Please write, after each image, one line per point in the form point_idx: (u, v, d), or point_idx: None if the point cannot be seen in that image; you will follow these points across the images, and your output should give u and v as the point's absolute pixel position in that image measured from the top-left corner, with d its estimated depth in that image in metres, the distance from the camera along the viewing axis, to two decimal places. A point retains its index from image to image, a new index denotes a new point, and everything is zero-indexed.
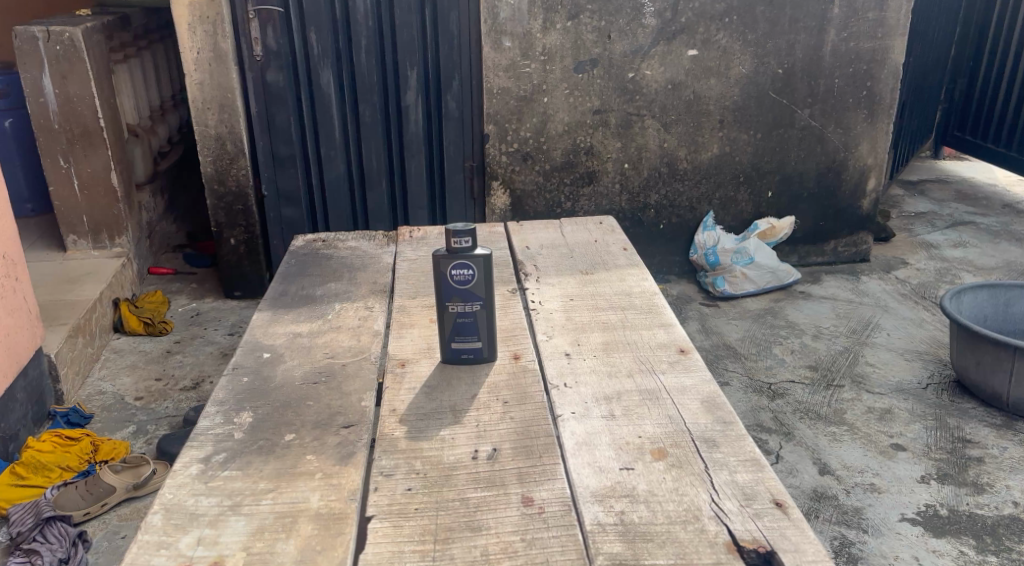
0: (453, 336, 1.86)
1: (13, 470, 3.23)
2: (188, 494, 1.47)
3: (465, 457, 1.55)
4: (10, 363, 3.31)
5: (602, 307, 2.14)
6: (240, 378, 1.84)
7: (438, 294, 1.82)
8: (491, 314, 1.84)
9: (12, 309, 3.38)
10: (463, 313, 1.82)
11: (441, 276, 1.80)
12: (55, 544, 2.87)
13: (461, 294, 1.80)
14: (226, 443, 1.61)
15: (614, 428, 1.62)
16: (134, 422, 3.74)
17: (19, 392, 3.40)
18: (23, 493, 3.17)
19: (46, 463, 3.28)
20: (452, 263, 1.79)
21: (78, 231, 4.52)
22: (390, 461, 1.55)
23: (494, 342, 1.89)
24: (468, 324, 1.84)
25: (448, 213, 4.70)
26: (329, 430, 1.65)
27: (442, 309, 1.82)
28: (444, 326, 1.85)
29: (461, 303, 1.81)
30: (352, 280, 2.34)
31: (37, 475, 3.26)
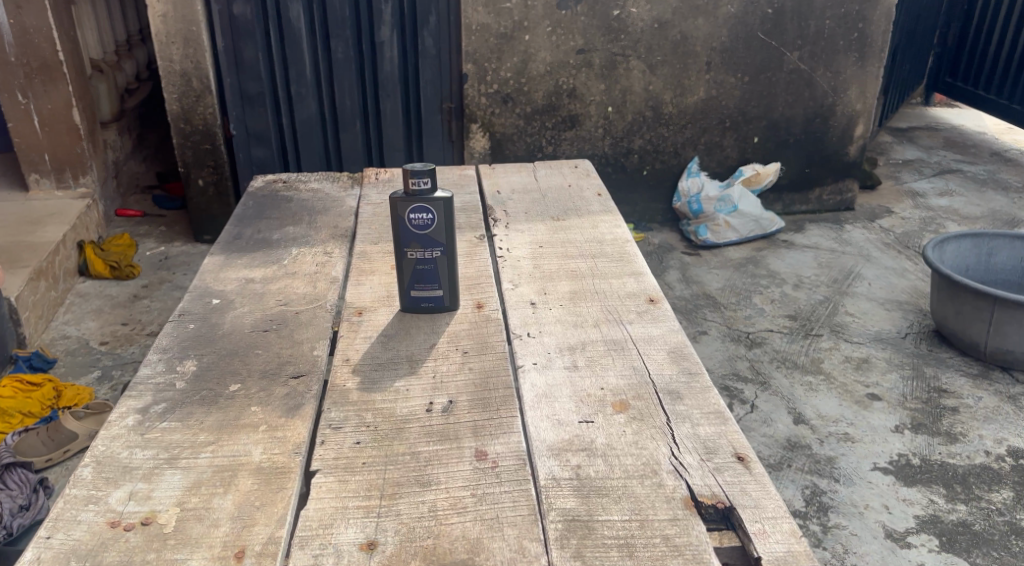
0: (412, 285, 1.77)
1: None
2: (121, 446, 1.37)
3: (419, 409, 1.47)
4: None
5: (572, 255, 2.05)
6: (186, 325, 1.74)
7: (396, 239, 1.72)
8: (453, 261, 1.76)
9: None
10: (422, 259, 1.73)
11: (399, 221, 1.70)
12: (15, 491, 2.82)
13: (419, 239, 1.71)
14: (167, 394, 1.51)
15: (576, 380, 1.54)
16: (98, 367, 3.65)
17: None
18: None
19: (6, 410, 3.20)
20: (410, 206, 1.69)
21: (40, 170, 4.35)
22: (339, 414, 1.46)
23: (456, 290, 1.80)
24: (428, 272, 1.75)
25: (425, 155, 4.57)
26: (277, 380, 1.56)
27: (401, 255, 1.73)
28: (402, 274, 1.75)
29: (420, 249, 1.72)
30: (312, 224, 2.23)
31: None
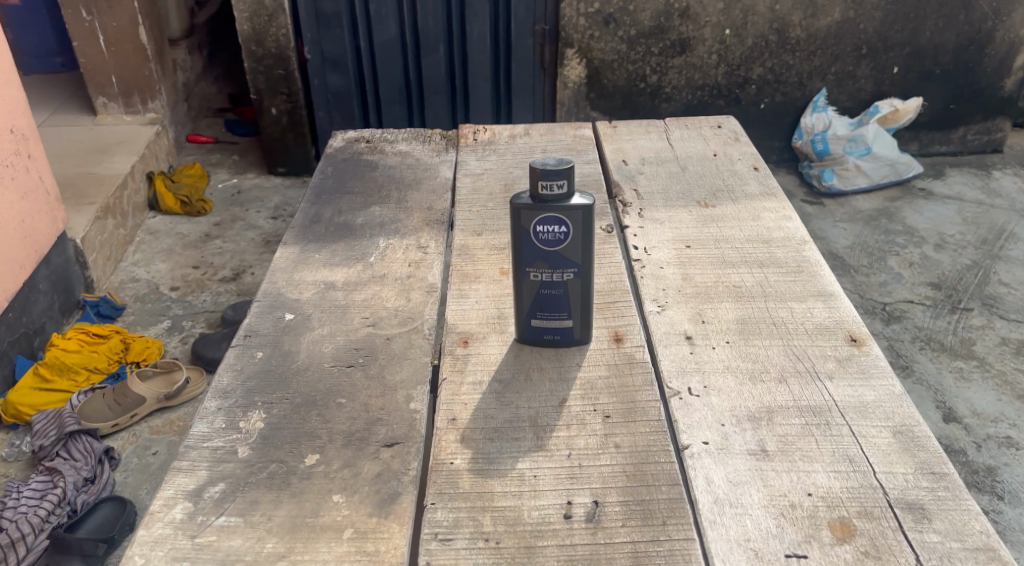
0: (532, 313, 1.32)
1: (36, 372, 2.88)
2: (165, 561, 1.03)
3: (553, 516, 1.07)
4: (27, 252, 2.93)
5: (732, 263, 1.59)
6: (253, 355, 1.37)
7: (515, 253, 1.28)
8: (590, 287, 1.30)
9: (26, 192, 2.93)
10: (548, 282, 1.28)
11: (521, 231, 1.26)
12: (80, 462, 2.55)
13: (544, 257, 1.27)
14: (226, 468, 1.17)
15: (769, 477, 1.12)
16: (168, 317, 3.35)
17: (42, 282, 3.06)
18: (49, 397, 2.82)
19: (70, 366, 2.93)
20: (537, 212, 1.24)
21: (107, 94, 4.03)
22: (447, 515, 1.08)
23: (589, 320, 1.34)
24: (555, 299, 1.30)
25: (514, 85, 4.02)
26: (365, 451, 1.18)
27: (520, 274, 1.29)
28: (519, 297, 1.31)
29: (547, 267, 1.27)
30: (401, 203, 1.80)
31: (61, 380, 2.89)
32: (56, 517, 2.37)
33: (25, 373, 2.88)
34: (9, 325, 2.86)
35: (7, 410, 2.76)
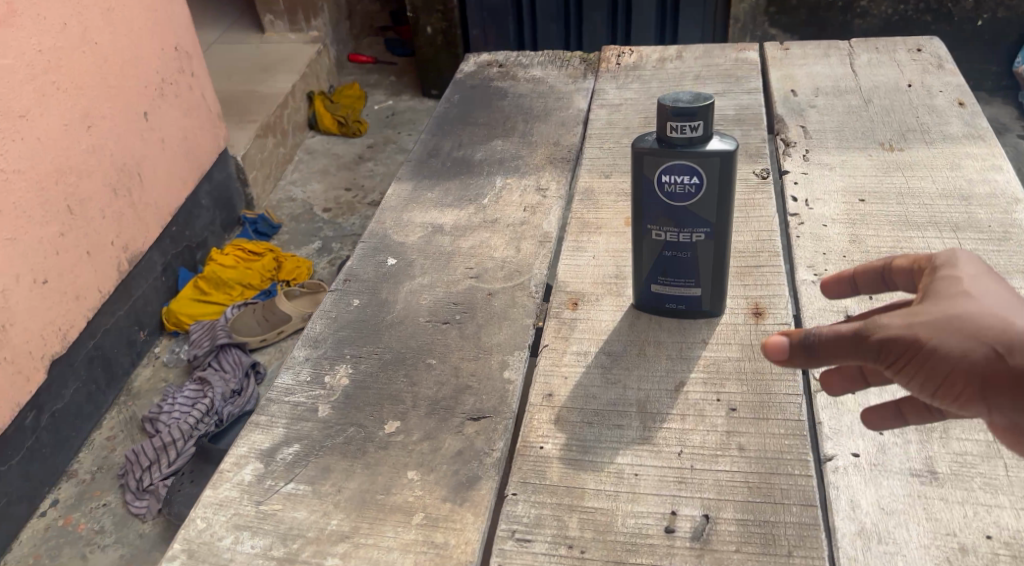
0: (653, 278, 1.13)
1: (194, 285, 2.64)
2: (226, 528, 0.96)
3: (652, 528, 0.90)
4: (190, 169, 2.69)
5: (916, 224, 1.29)
6: (349, 302, 1.26)
7: (636, 206, 1.09)
8: (724, 250, 1.09)
9: (189, 108, 2.67)
10: (673, 242, 1.09)
11: (643, 180, 1.06)
12: (229, 374, 2.35)
13: (670, 212, 1.07)
14: (303, 427, 1.07)
15: (934, 509, 0.89)
16: (319, 238, 3.22)
17: (205, 198, 2.83)
18: (206, 311, 2.59)
19: (227, 281, 2.69)
20: (664, 158, 1.04)
21: (274, 11, 4.07)
22: (529, 511, 0.93)
23: (723, 289, 1.13)
24: (681, 263, 1.10)
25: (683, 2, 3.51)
26: (449, 423, 1.05)
27: (640, 231, 1.10)
28: (638, 257, 1.12)
29: (673, 224, 1.08)
30: (525, 137, 1.64)
31: (218, 293, 2.67)
32: (205, 426, 2.17)
33: (183, 285, 2.65)
34: (171, 240, 2.63)
35: (167, 319, 2.56)
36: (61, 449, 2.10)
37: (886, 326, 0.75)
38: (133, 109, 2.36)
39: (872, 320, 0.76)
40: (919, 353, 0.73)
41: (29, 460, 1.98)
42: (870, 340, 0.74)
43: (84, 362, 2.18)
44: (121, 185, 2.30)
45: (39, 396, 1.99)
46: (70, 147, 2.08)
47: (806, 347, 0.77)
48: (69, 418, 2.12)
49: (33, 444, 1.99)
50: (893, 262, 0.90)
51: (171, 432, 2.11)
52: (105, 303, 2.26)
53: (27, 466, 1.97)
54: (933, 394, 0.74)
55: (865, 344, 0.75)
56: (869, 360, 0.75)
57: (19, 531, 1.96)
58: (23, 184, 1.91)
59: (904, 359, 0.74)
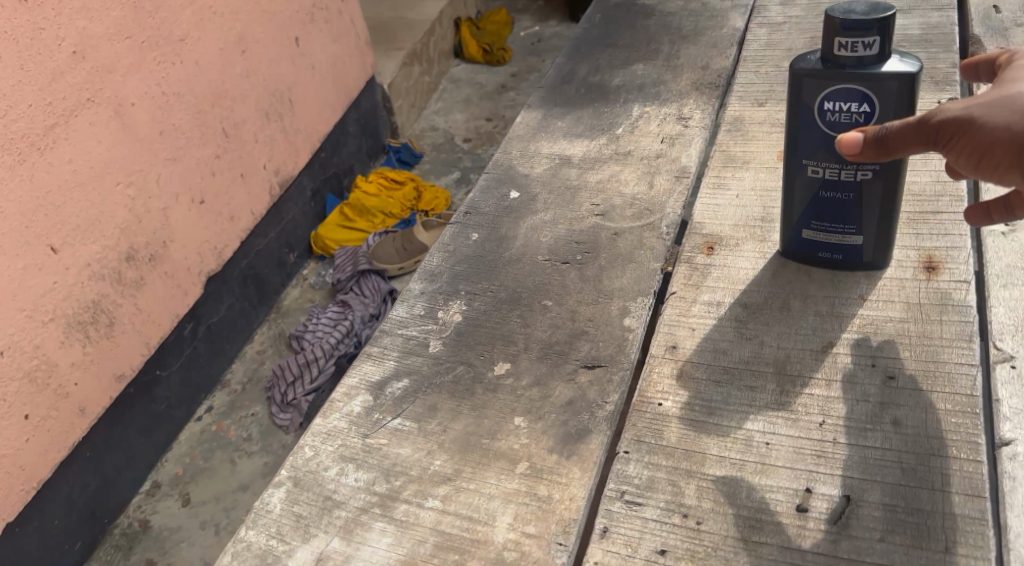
0: (805, 220, 0.99)
1: (340, 211, 2.61)
2: (331, 459, 0.92)
3: (782, 505, 0.80)
4: (338, 97, 2.57)
5: None
6: (468, 237, 1.20)
7: (790, 137, 0.95)
8: (895, 191, 0.93)
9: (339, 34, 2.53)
10: (833, 180, 0.94)
11: (801, 105, 0.92)
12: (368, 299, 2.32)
13: (831, 145, 0.92)
14: (412, 363, 1.02)
15: None
16: (458, 169, 3.20)
17: (353, 125, 2.74)
18: (349, 237, 2.55)
19: (370, 207, 2.63)
20: (827, 81, 0.89)
21: None
22: (642, 473, 0.85)
23: (891, 238, 0.97)
24: (842, 204, 0.95)
25: None
26: (561, 370, 0.97)
27: (794, 166, 0.96)
28: (789, 196, 0.98)
29: (834, 159, 0.93)
30: (670, 61, 1.50)
31: (362, 220, 2.62)
32: (345, 346, 2.15)
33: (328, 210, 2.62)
34: (320, 165, 2.57)
35: (314, 243, 2.55)
36: (217, 359, 2.11)
37: (946, 109, 0.73)
38: (286, 34, 2.23)
39: (934, 107, 0.74)
40: (974, 131, 0.71)
41: (188, 366, 1.98)
42: (931, 123, 0.72)
43: (239, 280, 2.17)
44: (274, 109, 2.21)
45: (196, 308, 1.98)
46: (225, 71, 1.98)
47: (871, 140, 0.75)
48: (223, 331, 2.12)
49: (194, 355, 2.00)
50: (969, 62, 0.85)
51: (314, 350, 2.10)
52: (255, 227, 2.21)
53: (185, 373, 1.98)
54: (981, 172, 0.72)
55: (925, 126, 0.73)
56: (926, 145, 0.73)
57: (176, 433, 1.98)
58: (181, 108, 1.83)
59: (960, 140, 0.72)
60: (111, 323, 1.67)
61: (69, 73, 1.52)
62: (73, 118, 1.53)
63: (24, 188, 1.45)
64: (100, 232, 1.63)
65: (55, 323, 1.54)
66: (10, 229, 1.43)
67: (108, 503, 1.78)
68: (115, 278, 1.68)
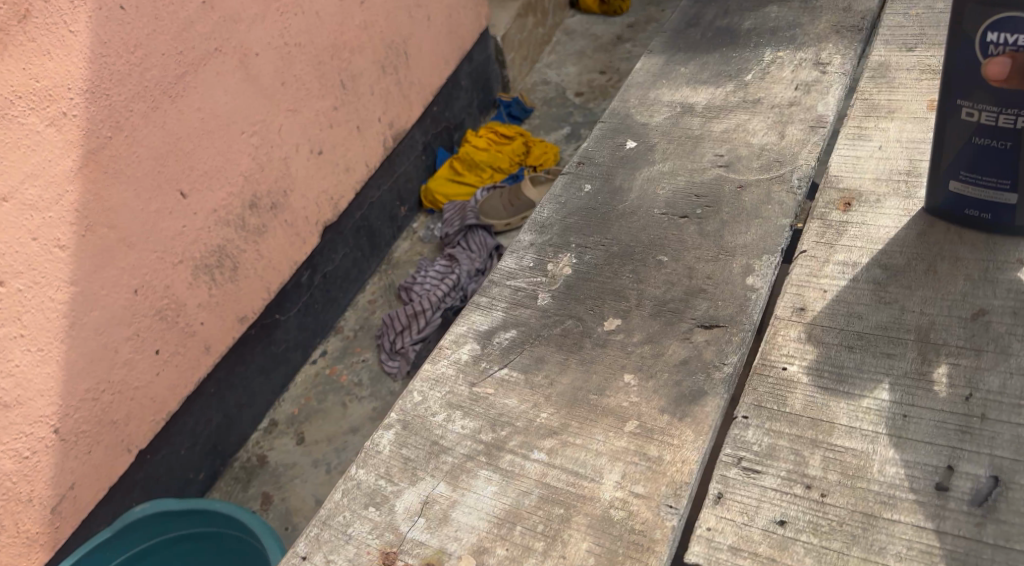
0: (955, 170, 0.89)
1: (450, 164, 2.61)
2: (440, 406, 0.92)
3: (920, 483, 0.73)
4: (452, 50, 2.54)
5: None
6: (580, 188, 1.15)
7: (946, 74, 0.86)
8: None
9: None
10: (991, 125, 0.84)
11: (960, 36, 0.83)
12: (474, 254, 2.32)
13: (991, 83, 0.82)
14: (520, 314, 0.99)
15: None
16: (569, 124, 3.13)
17: (465, 78, 2.70)
18: (458, 191, 2.55)
19: (479, 161, 2.61)
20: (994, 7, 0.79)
21: None
22: (763, 439, 0.80)
23: None
24: (998, 154, 0.85)
25: None
26: (675, 329, 0.91)
27: (947, 109, 0.87)
28: (938, 142, 0.89)
29: (994, 100, 0.83)
30: (807, 2, 1.40)
31: (470, 174, 2.60)
32: (452, 300, 2.17)
33: (439, 163, 2.63)
34: (433, 120, 2.57)
35: (423, 197, 2.55)
36: (331, 307, 2.15)
37: None
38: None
39: None
40: None
41: (304, 312, 2.03)
42: None
43: (352, 231, 2.20)
44: (389, 61, 2.20)
45: (313, 256, 2.02)
46: (344, 22, 1.98)
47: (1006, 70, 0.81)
48: (337, 280, 2.16)
49: (309, 302, 2.04)
50: None
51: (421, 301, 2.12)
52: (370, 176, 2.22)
53: (301, 318, 2.03)
54: None
55: None
56: None
57: (293, 375, 2.05)
58: (303, 59, 1.83)
59: None
60: (235, 267, 1.72)
61: (199, 23, 1.52)
62: (202, 68, 1.54)
63: (156, 136, 1.47)
64: (225, 180, 1.65)
65: (183, 266, 1.59)
66: (143, 174, 1.46)
67: (229, 438, 1.86)
68: (239, 225, 1.72)
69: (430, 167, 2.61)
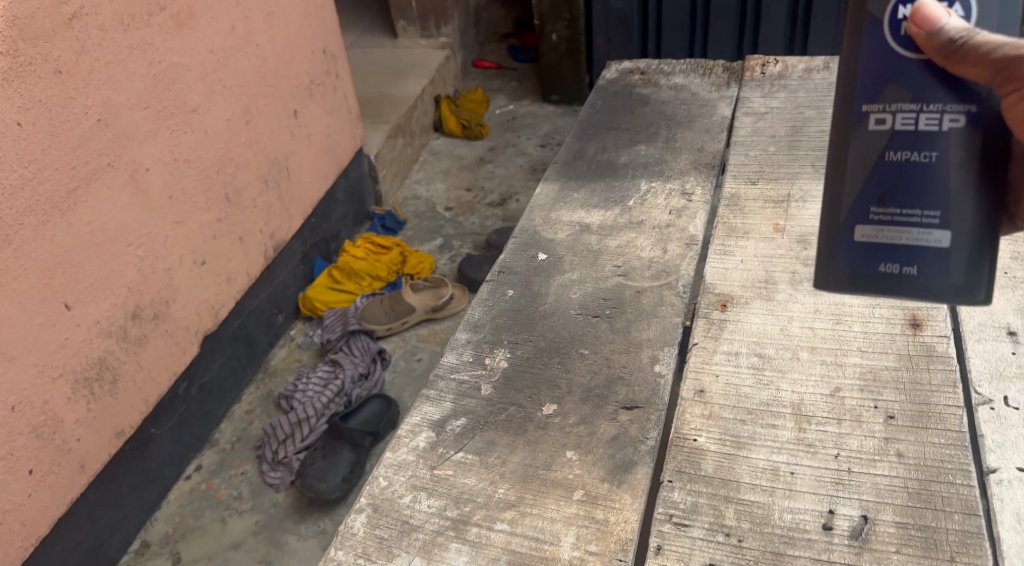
0: (866, 208, 0.86)
1: (329, 273, 2.70)
2: (405, 488, 1.03)
3: (810, 524, 0.93)
4: (330, 165, 2.69)
5: None
6: (504, 292, 1.31)
7: (846, 84, 0.84)
8: (986, 148, 0.81)
9: (333, 109, 2.67)
10: (909, 130, 0.82)
11: (866, 21, 0.81)
12: (357, 359, 2.38)
13: (905, 67, 0.80)
14: (468, 403, 1.12)
15: None
16: (440, 235, 3.22)
17: (340, 193, 2.84)
18: (337, 298, 2.64)
19: (357, 270, 2.72)
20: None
21: (408, 17, 3.82)
22: (685, 498, 0.97)
23: (976, 238, 0.83)
24: (918, 169, 0.82)
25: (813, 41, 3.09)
26: (603, 410, 1.09)
27: (854, 132, 0.85)
28: (842, 174, 0.87)
29: (910, 97, 0.81)
30: (670, 141, 1.69)
31: (350, 282, 2.70)
32: (336, 406, 2.22)
33: (318, 272, 2.71)
34: (310, 231, 2.66)
35: (303, 303, 2.61)
36: (206, 420, 2.16)
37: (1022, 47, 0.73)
38: (285, 108, 2.36)
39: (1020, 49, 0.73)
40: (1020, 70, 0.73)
41: (179, 426, 2.03)
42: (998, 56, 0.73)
43: (229, 340, 2.23)
44: (270, 176, 2.32)
45: (190, 367, 2.04)
46: (230, 140, 2.10)
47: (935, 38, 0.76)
48: (213, 391, 2.17)
49: (182, 413, 2.04)
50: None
51: (306, 409, 2.16)
52: (248, 286, 2.28)
53: (176, 432, 2.03)
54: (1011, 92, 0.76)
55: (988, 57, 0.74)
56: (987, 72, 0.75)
57: (165, 492, 2.02)
58: (191, 173, 1.94)
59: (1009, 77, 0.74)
60: (114, 380, 1.74)
61: (93, 138, 1.61)
62: (94, 182, 1.62)
63: (43, 251, 1.52)
64: (109, 291, 1.70)
65: (63, 380, 1.60)
66: (29, 287, 1.50)
67: (100, 561, 1.81)
68: (120, 336, 1.74)
69: (307, 276, 2.69)
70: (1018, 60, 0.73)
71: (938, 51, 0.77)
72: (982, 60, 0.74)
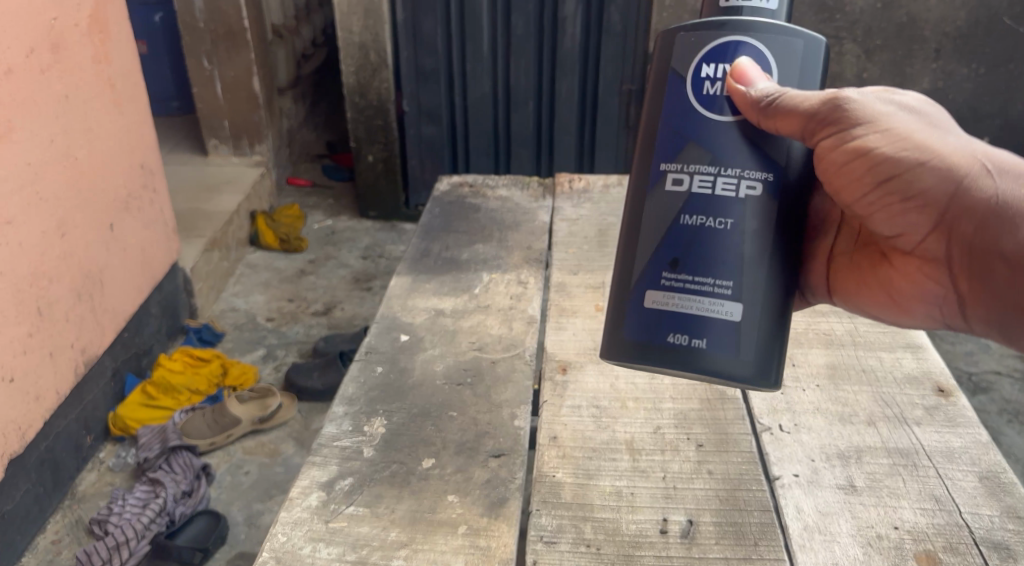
0: (660, 271, 1.04)
1: (142, 389, 2.59)
2: (303, 540, 1.14)
3: (650, 530, 1.16)
4: (145, 277, 2.68)
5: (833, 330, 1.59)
6: (373, 369, 1.47)
7: (652, 149, 1.04)
8: (772, 215, 1.00)
9: (149, 223, 2.69)
10: (705, 194, 1.00)
11: (672, 76, 1.01)
12: (178, 475, 2.31)
13: (699, 127, 1.00)
14: (353, 464, 1.26)
15: (857, 510, 1.19)
16: (263, 345, 3.13)
17: (155, 306, 2.81)
18: (151, 414, 2.53)
19: (173, 384, 2.64)
20: (704, 42, 0.98)
21: (220, 136, 3.84)
22: (550, 521, 1.17)
23: (746, 311, 1.02)
24: (709, 232, 1.01)
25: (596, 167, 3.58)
26: (475, 459, 1.27)
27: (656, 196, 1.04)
28: (643, 239, 1.05)
29: (706, 160, 1.00)
30: (502, 242, 1.95)
31: (165, 397, 2.62)
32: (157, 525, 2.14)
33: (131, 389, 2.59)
34: (123, 345, 2.59)
35: (112, 424, 2.48)
36: (6, 551, 2.02)
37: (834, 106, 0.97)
38: (99, 220, 2.37)
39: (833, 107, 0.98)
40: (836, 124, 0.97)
41: None
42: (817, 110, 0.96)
43: (35, 463, 2.12)
44: (83, 288, 2.29)
45: None
46: (45, 253, 2.10)
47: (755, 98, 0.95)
48: (15, 520, 2.05)
49: None
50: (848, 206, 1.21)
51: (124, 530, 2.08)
52: (58, 404, 2.21)
53: None
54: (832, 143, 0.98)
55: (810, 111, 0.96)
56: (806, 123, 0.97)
57: None
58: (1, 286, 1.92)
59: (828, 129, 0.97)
60: None
61: None
62: None
63: None
64: None
65: None
66: None
67: None
68: None
69: (119, 394, 2.57)
70: (819, 109, 0.96)
71: (754, 108, 0.95)
72: (794, 109, 0.94)
